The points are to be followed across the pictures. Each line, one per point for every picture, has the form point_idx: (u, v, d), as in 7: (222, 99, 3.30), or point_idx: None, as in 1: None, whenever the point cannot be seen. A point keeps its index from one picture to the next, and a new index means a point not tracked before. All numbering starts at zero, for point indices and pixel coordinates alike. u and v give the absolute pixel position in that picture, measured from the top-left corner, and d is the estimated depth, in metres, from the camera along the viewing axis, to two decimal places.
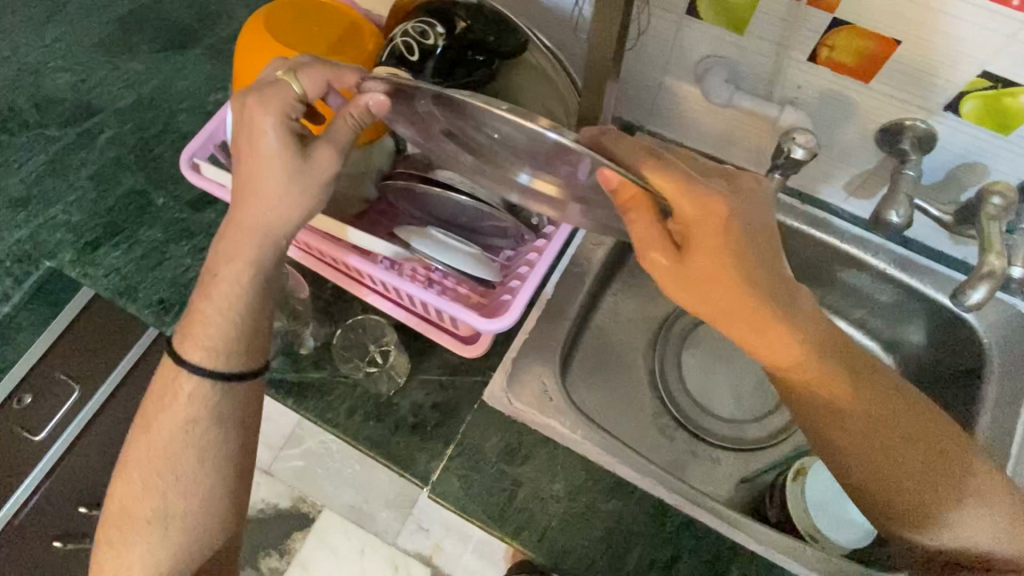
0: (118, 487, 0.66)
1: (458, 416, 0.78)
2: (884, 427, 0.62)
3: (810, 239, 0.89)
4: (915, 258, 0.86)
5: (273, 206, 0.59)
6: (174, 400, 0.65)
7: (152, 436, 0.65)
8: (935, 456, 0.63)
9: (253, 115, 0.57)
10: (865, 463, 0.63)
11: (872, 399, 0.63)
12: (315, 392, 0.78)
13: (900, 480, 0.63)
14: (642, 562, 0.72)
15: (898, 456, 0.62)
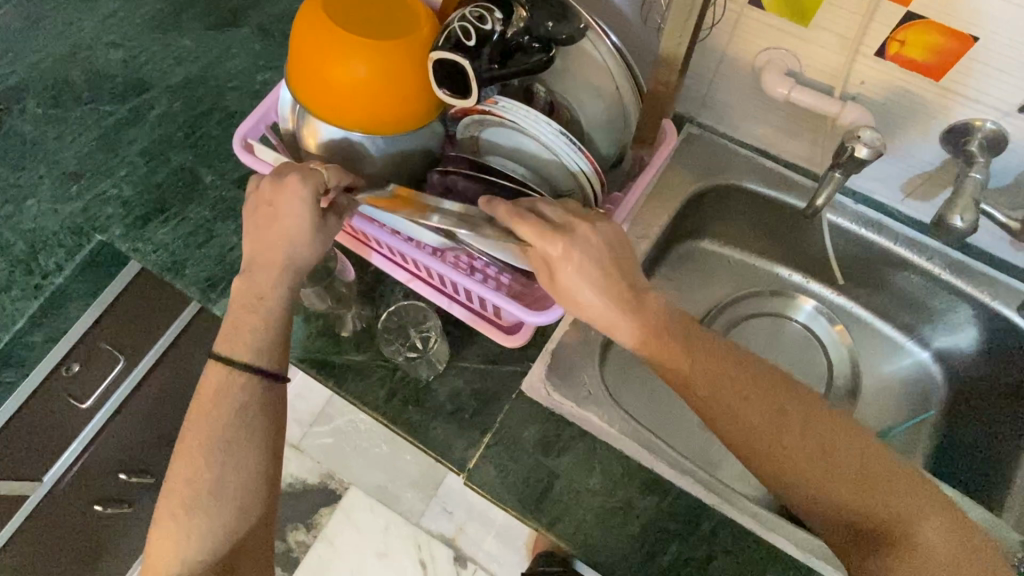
0: (173, 477, 0.67)
1: (497, 405, 0.78)
2: (736, 413, 0.61)
3: (860, 240, 0.87)
4: (971, 265, 0.84)
5: (293, 252, 0.66)
6: (220, 386, 0.67)
7: (202, 422, 0.67)
8: (804, 436, 0.61)
9: (290, 181, 0.63)
10: (751, 439, 0.61)
11: (721, 384, 0.62)
12: (355, 374, 0.79)
13: (778, 463, 0.60)
14: (677, 560, 0.71)
15: (763, 441, 0.61)
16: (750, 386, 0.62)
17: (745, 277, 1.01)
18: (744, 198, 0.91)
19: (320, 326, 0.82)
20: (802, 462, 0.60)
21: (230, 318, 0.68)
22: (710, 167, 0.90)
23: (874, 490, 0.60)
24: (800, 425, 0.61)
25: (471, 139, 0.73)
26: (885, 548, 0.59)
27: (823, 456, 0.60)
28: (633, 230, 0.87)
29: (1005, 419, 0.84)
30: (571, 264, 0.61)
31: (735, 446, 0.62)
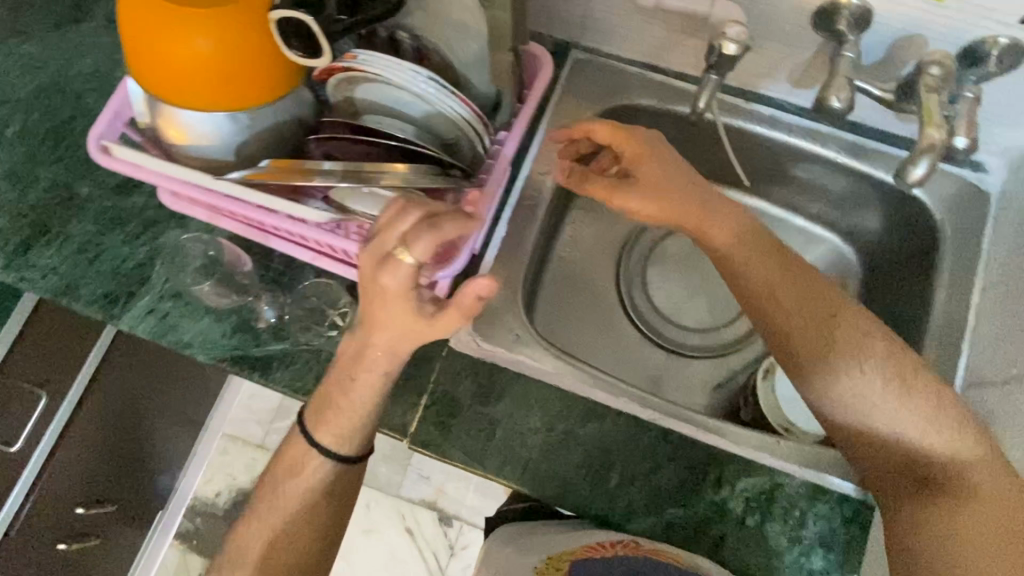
0: (234, 569, 0.74)
1: (429, 365, 0.77)
2: (820, 333, 0.67)
3: (755, 138, 0.88)
4: (863, 144, 0.86)
5: (404, 345, 0.62)
6: (303, 477, 0.72)
7: (269, 518, 0.73)
8: (880, 366, 0.66)
9: (383, 282, 0.57)
10: (799, 323, 0.68)
11: (808, 308, 0.68)
12: (280, 363, 0.77)
13: (844, 384, 0.66)
14: (625, 478, 0.73)
15: (838, 361, 0.66)
16: (812, 294, 0.69)
17: None
18: (644, 116, 0.90)
19: (236, 320, 0.79)
20: (871, 388, 0.65)
21: (325, 408, 0.69)
22: (602, 90, 0.89)
23: (934, 424, 0.65)
24: (883, 354, 0.66)
25: (346, 99, 0.70)
26: (932, 487, 0.64)
27: (894, 387, 0.65)
28: (536, 167, 0.86)
29: (905, 284, 0.88)
30: (653, 159, 0.71)
31: (775, 328, 0.69)
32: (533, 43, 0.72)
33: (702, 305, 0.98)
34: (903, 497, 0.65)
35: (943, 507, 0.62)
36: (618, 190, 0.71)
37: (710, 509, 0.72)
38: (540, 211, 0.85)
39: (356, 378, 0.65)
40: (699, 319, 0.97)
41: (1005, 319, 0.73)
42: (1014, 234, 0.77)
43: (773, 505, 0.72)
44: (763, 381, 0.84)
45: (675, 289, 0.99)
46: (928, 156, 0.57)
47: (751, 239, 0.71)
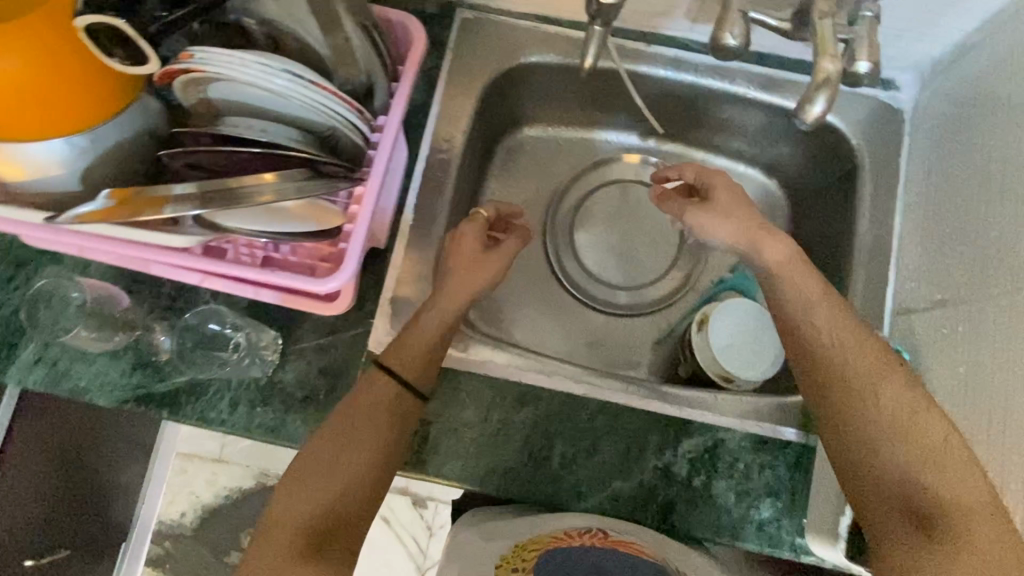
0: (293, 508, 0.62)
1: (349, 375, 0.73)
2: (840, 352, 0.59)
3: (663, 83, 0.84)
4: (772, 75, 0.82)
5: (484, 270, 0.72)
6: (368, 404, 0.66)
7: (337, 443, 0.64)
8: (897, 398, 0.56)
9: (463, 226, 0.74)
10: (811, 331, 0.60)
11: (838, 324, 0.60)
12: (190, 396, 0.72)
13: (854, 410, 0.57)
14: (567, 458, 0.71)
15: (855, 384, 0.57)
16: (837, 314, 0.60)
17: (579, 152, 0.97)
18: (544, 72, 0.85)
19: (134, 358, 0.73)
20: (882, 419, 0.56)
21: (399, 343, 0.68)
22: (494, 50, 0.83)
23: (947, 477, 0.52)
24: (903, 387, 0.57)
25: (204, 102, 0.62)
26: (929, 544, 0.52)
27: (906, 426, 0.55)
28: (435, 145, 0.80)
29: (829, 216, 0.84)
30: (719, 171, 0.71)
31: (785, 333, 0.62)
32: (402, 12, 0.65)
33: (634, 260, 0.95)
34: (893, 548, 0.53)
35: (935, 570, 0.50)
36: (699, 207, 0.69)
37: (656, 476, 0.70)
38: (446, 192, 0.79)
39: (427, 318, 0.69)
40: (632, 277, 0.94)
41: (926, 241, 0.71)
42: (930, 152, 0.75)
43: (718, 462, 0.71)
44: (698, 334, 0.83)
45: (604, 249, 0.95)
46: (825, 91, 0.53)
47: (805, 266, 0.63)
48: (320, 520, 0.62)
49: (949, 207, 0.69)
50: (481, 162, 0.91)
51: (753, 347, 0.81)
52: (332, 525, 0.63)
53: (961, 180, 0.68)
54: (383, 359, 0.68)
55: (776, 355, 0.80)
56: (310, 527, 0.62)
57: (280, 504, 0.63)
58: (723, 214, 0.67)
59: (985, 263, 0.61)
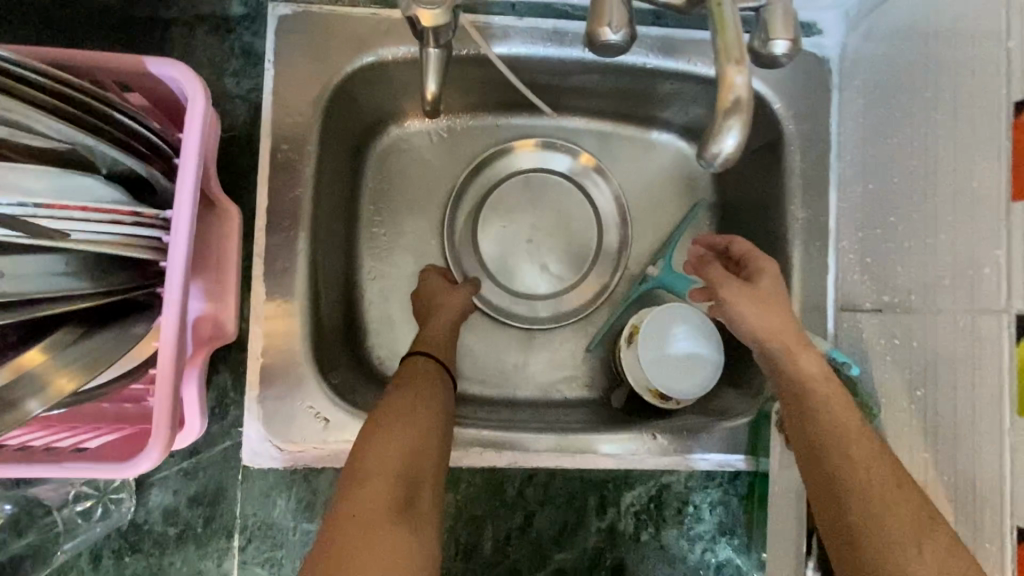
0: (379, 460, 0.52)
1: (227, 498, 0.61)
2: (871, 480, 0.47)
3: (549, 62, 0.69)
4: (670, 36, 0.69)
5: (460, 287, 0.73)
6: (421, 378, 0.61)
7: (411, 402, 0.58)
8: (941, 555, 0.44)
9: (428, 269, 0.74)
10: (846, 465, 0.49)
11: (876, 454, 0.49)
12: (39, 561, 0.59)
13: (893, 561, 0.44)
14: (500, 540, 0.62)
15: (894, 529, 0.45)
16: (880, 460, 0.49)
17: (467, 145, 0.80)
18: (398, 70, 0.68)
19: None
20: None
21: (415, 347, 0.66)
22: (328, 53, 0.65)
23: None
24: (948, 543, 0.44)
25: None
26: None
27: None
28: (275, 192, 0.64)
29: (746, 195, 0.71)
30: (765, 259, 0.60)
31: (813, 457, 0.51)
32: (167, 58, 0.47)
33: (551, 264, 0.82)
34: None
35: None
36: (734, 288, 0.58)
37: (600, 539, 0.63)
38: (302, 249, 0.64)
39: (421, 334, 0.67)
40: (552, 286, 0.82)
41: (866, 225, 0.61)
42: (862, 113, 0.63)
43: (664, 511, 0.64)
44: (627, 350, 0.73)
45: (510, 254, 0.81)
46: (738, 119, 0.39)
47: (839, 393, 0.53)
48: (410, 471, 0.53)
49: (891, 189, 0.58)
50: (348, 183, 0.74)
51: (689, 359, 0.71)
52: (419, 478, 0.53)
53: (902, 156, 0.57)
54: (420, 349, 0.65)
55: (712, 364, 0.71)
56: (401, 478, 0.52)
57: (364, 456, 0.53)
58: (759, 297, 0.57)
59: (937, 269, 0.52)
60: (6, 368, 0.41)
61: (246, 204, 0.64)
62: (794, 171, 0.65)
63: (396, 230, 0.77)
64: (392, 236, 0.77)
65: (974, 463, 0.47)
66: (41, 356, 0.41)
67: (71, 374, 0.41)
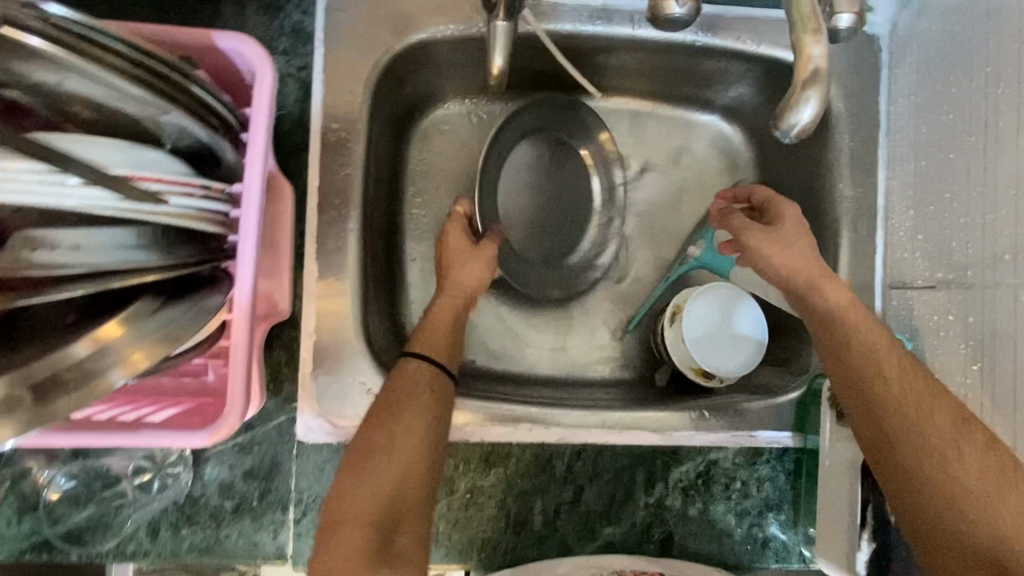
0: (356, 501, 0.53)
1: (282, 472, 0.62)
2: (909, 402, 0.50)
3: (597, 41, 0.69)
4: (718, 13, 0.69)
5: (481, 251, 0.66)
6: (408, 384, 0.58)
7: (391, 423, 0.55)
8: (982, 455, 0.47)
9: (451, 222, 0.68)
10: (885, 390, 0.51)
11: (912, 378, 0.51)
12: (98, 533, 0.60)
13: (935, 467, 0.47)
14: (549, 513, 0.63)
15: (935, 437, 0.48)
16: (915, 381, 0.51)
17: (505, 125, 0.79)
18: (445, 48, 0.68)
19: (14, 503, 0.59)
20: (966, 477, 0.46)
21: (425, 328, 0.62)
22: (376, 31, 0.65)
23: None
24: (985, 443, 0.47)
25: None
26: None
27: (1000, 489, 0.46)
28: (326, 171, 0.64)
29: (788, 173, 0.70)
30: (787, 204, 0.60)
31: (848, 388, 0.53)
32: (232, 31, 0.47)
33: (574, 246, 0.80)
34: None
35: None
36: (762, 235, 0.58)
37: (648, 514, 0.64)
38: (353, 227, 0.64)
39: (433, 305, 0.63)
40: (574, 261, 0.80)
41: (918, 202, 0.61)
42: (914, 90, 0.63)
43: (712, 486, 0.64)
44: (670, 330, 0.73)
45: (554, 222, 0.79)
46: (817, 89, 0.39)
47: (865, 317, 0.54)
48: (387, 509, 0.53)
49: (946, 164, 0.58)
50: (391, 163, 0.74)
51: (732, 338, 0.72)
52: (398, 511, 0.53)
53: (960, 131, 0.57)
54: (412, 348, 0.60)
55: (755, 343, 0.72)
56: (378, 518, 0.52)
57: (342, 498, 0.53)
58: (783, 240, 0.57)
59: (998, 243, 0.52)
60: (84, 339, 0.38)
61: (296, 182, 0.65)
62: (843, 148, 0.65)
63: (436, 211, 0.77)
64: (431, 216, 0.77)
65: None
66: (120, 329, 0.39)
67: (149, 347, 0.40)
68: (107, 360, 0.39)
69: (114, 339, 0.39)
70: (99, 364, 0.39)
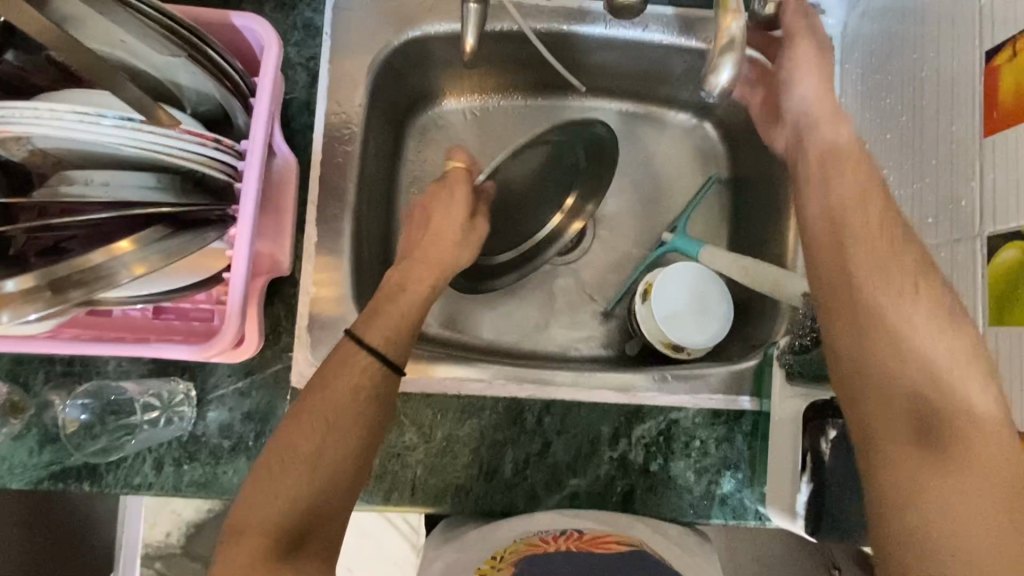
0: (260, 506, 0.54)
1: (276, 416, 0.68)
2: (878, 241, 0.50)
3: (572, 40, 0.76)
4: (686, 16, 0.75)
5: (464, 241, 0.67)
6: (342, 385, 0.57)
7: (322, 424, 0.56)
8: (936, 300, 0.47)
9: (450, 188, 0.67)
10: (861, 230, 0.51)
11: (886, 221, 0.51)
12: (108, 465, 0.66)
13: (888, 302, 0.48)
14: (519, 463, 0.68)
15: (897, 277, 0.48)
16: (887, 224, 0.51)
17: (497, 121, 0.85)
18: (437, 45, 0.76)
19: (37, 434, 0.66)
20: (905, 312, 0.47)
21: (378, 299, 0.62)
22: (378, 28, 0.74)
23: (968, 398, 0.44)
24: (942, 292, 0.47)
25: (36, 153, 0.51)
26: (943, 466, 0.43)
27: (940, 331, 0.46)
28: (329, 148, 0.72)
29: None
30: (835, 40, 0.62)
31: (821, 230, 0.53)
32: (248, 13, 0.56)
33: (502, 254, 0.80)
34: (901, 468, 0.44)
35: (945, 486, 0.42)
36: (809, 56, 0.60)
37: (611, 467, 0.68)
38: (350, 198, 0.72)
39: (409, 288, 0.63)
40: (491, 270, 0.80)
41: None
42: (862, 82, 0.68)
43: (673, 444, 0.69)
44: (642, 306, 0.77)
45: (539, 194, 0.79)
46: (732, 55, 0.46)
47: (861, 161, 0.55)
48: (292, 516, 0.54)
49: (885, 144, 0.64)
50: (389, 150, 0.81)
51: (700, 314, 0.75)
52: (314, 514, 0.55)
53: (895, 114, 0.62)
54: (359, 330, 0.60)
55: (721, 320, 0.75)
56: (280, 525, 0.53)
57: (248, 497, 0.54)
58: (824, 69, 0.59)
59: (924, 209, 0.57)
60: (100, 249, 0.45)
61: (302, 158, 0.72)
62: None
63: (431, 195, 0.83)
64: None
65: None
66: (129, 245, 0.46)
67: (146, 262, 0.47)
68: (117, 267, 0.46)
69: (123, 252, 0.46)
70: (112, 269, 0.46)
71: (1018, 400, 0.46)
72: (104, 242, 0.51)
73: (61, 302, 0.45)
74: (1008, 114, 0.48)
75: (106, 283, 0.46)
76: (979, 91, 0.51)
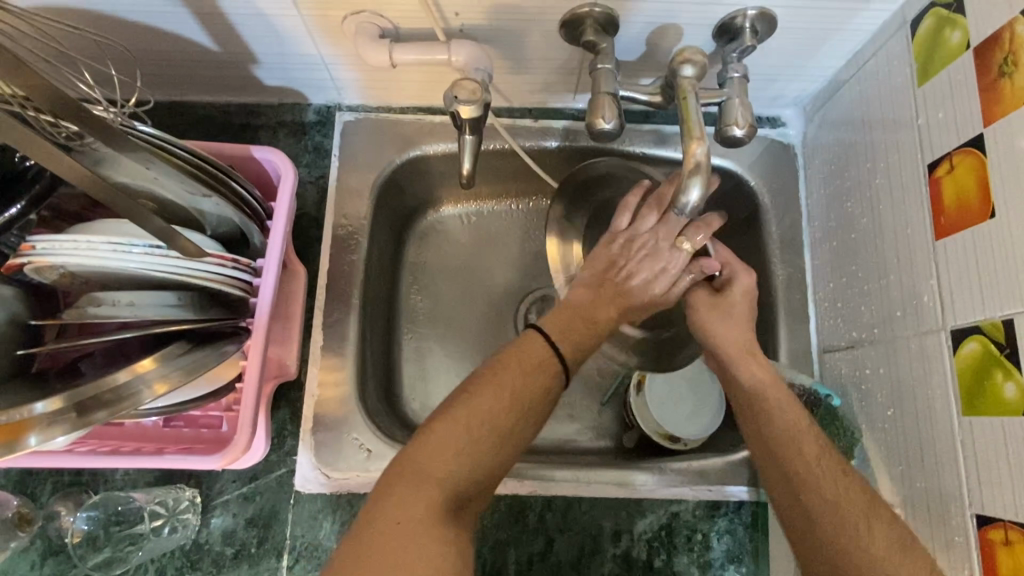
0: (439, 461, 0.51)
1: (280, 521, 0.69)
2: (822, 485, 0.55)
3: (557, 154, 0.83)
4: (661, 130, 0.83)
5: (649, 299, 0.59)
6: (535, 363, 0.56)
7: (512, 402, 0.54)
8: (887, 530, 0.53)
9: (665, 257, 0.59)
10: (800, 466, 0.56)
11: (822, 456, 0.57)
12: None
13: (849, 537, 0.53)
14: (522, 563, 0.68)
15: (847, 513, 0.54)
16: (820, 461, 0.57)
17: (493, 225, 0.90)
18: (436, 161, 0.83)
19: (40, 547, 0.67)
20: (882, 553, 0.51)
21: (562, 316, 0.59)
22: (382, 149, 0.81)
23: None
24: (889, 521, 0.53)
25: (67, 276, 0.55)
26: None
27: (900, 555, 0.51)
28: (335, 258, 0.77)
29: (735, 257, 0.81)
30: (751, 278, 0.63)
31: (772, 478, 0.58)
32: (266, 146, 0.63)
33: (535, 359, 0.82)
34: None
35: None
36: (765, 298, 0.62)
37: (615, 565, 0.68)
38: (354, 303, 0.76)
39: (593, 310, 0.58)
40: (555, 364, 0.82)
41: (836, 276, 0.71)
42: (823, 186, 0.75)
43: (675, 538, 0.69)
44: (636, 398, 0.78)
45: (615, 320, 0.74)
46: (699, 177, 0.53)
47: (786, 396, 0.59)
48: (469, 480, 0.51)
49: (850, 244, 0.69)
50: (392, 257, 0.86)
51: (692, 405, 0.77)
52: (479, 489, 0.52)
53: (855, 216, 0.68)
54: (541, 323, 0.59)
55: (714, 410, 0.77)
56: (455, 489, 0.50)
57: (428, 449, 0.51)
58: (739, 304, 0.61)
59: (892, 303, 0.61)
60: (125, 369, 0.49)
61: (310, 269, 0.77)
62: (772, 236, 0.77)
63: (432, 296, 0.87)
64: (427, 304, 0.86)
65: (947, 467, 0.53)
66: (152, 364, 0.50)
67: (166, 379, 0.50)
68: (139, 385, 0.49)
69: (147, 370, 0.50)
70: (134, 387, 0.49)
71: (997, 488, 0.48)
72: (124, 360, 0.55)
73: (85, 421, 0.48)
74: (956, 218, 0.53)
75: (127, 401, 0.49)
76: (927, 198, 0.57)
